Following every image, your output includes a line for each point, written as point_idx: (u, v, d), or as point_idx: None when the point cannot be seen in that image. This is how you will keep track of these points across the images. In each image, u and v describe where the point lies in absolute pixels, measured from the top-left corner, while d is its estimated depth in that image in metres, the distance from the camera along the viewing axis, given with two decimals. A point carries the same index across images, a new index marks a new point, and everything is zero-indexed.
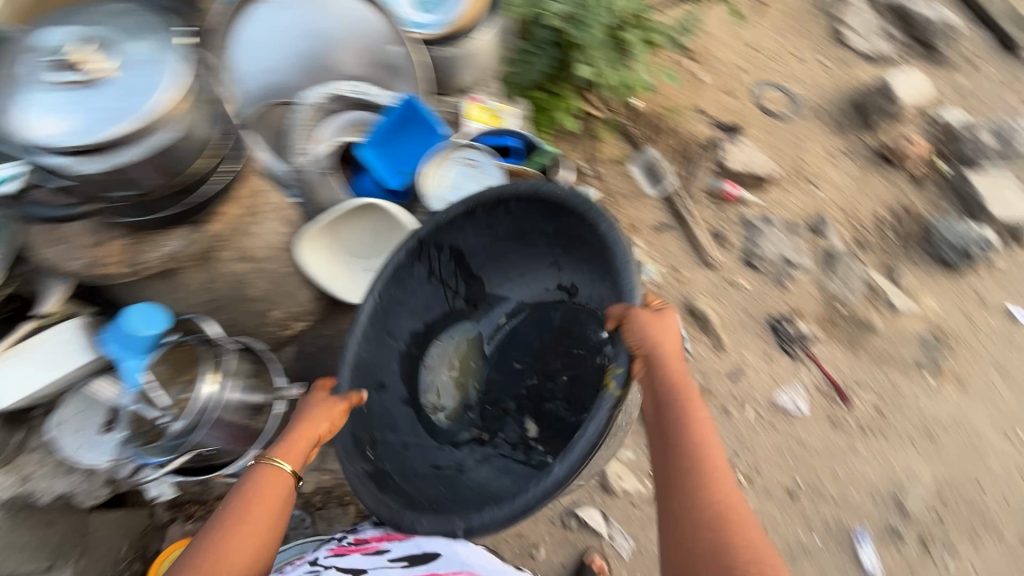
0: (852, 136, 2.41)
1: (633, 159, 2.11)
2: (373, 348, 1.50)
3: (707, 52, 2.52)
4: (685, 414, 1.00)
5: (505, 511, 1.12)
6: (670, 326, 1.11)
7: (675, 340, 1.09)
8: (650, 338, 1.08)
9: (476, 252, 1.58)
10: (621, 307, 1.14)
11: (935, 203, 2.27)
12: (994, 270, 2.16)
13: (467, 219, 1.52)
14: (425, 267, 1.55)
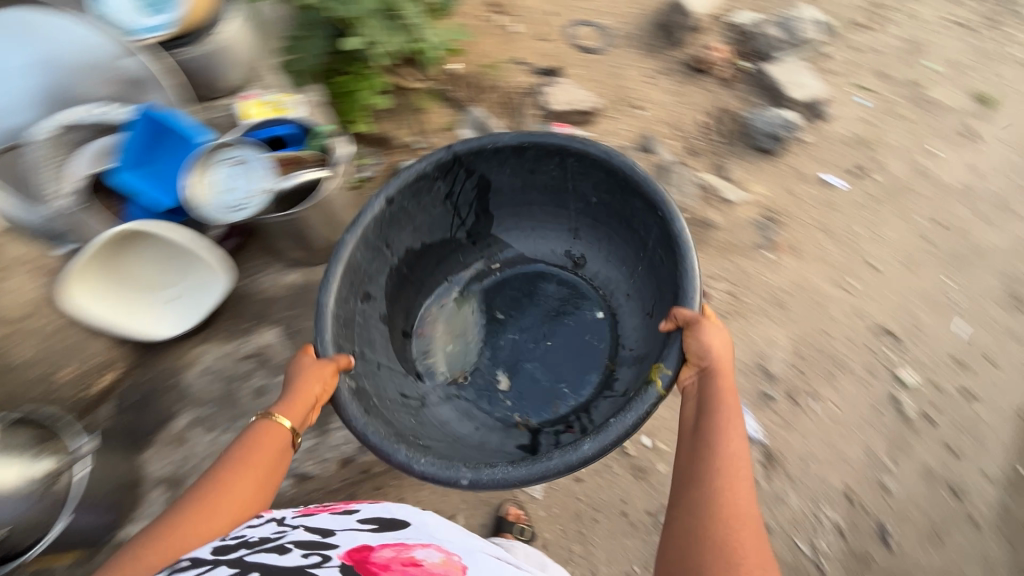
0: (663, 56, 2.57)
1: (462, 123, 2.10)
2: (372, 247, 1.57)
3: (514, 4, 2.57)
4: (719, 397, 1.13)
5: (520, 464, 1.21)
6: (723, 335, 1.21)
7: (726, 349, 1.20)
8: (711, 346, 1.20)
9: (501, 191, 1.77)
10: (684, 313, 1.26)
11: (745, 99, 2.51)
12: (803, 146, 2.44)
13: (512, 160, 1.68)
14: (446, 187, 1.67)
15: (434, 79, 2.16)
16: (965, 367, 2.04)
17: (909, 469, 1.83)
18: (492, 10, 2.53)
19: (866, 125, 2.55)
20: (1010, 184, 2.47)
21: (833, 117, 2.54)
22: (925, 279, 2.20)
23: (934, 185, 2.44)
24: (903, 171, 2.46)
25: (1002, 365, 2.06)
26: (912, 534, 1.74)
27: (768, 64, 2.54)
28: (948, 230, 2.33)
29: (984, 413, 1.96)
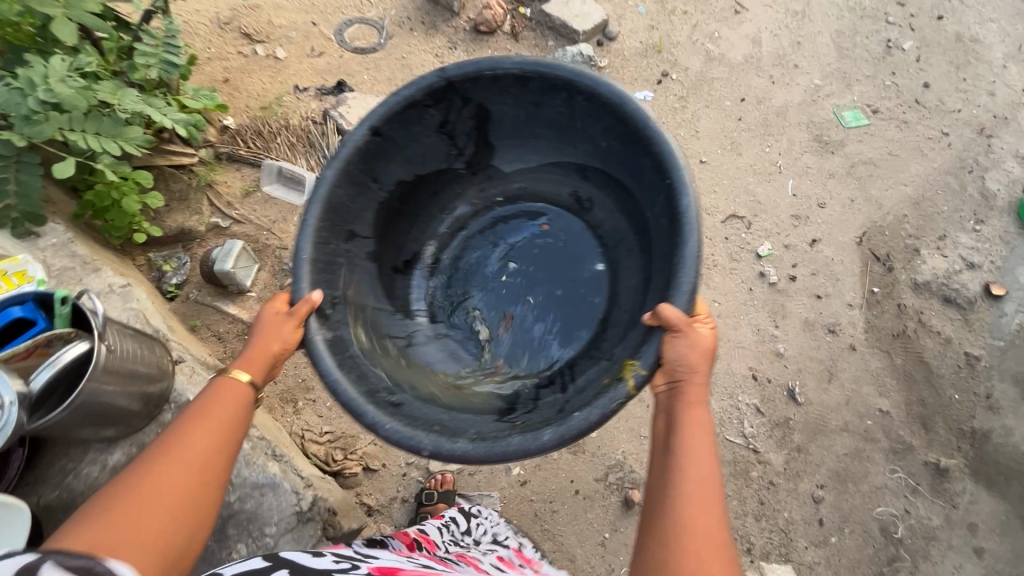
0: (446, 28, 2.47)
1: (263, 179, 1.87)
2: (349, 193, 1.21)
3: (270, 26, 2.32)
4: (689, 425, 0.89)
5: (482, 442, 0.99)
6: (706, 341, 0.96)
7: (707, 359, 0.95)
8: (687, 358, 0.95)
9: (501, 123, 1.33)
10: (672, 311, 0.97)
11: (538, 46, 2.51)
12: (604, 72, 2.52)
13: (509, 91, 1.24)
14: (440, 116, 1.27)
15: (211, 141, 1.90)
16: (804, 220, 2.27)
17: (795, 329, 2.03)
18: (247, 40, 2.26)
19: (651, 31, 2.66)
20: (782, 43, 2.73)
21: (621, 34, 2.62)
22: (749, 155, 2.39)
23: (726, 66, 2.62)
24: (697, 63, 2.61)
25: (829, 207, 2.32)
26: (812, 383, 1.95)
27: (546, 4, 2.54)
28: (752, 104, 2.53)
29: (830, 253, 2.21)
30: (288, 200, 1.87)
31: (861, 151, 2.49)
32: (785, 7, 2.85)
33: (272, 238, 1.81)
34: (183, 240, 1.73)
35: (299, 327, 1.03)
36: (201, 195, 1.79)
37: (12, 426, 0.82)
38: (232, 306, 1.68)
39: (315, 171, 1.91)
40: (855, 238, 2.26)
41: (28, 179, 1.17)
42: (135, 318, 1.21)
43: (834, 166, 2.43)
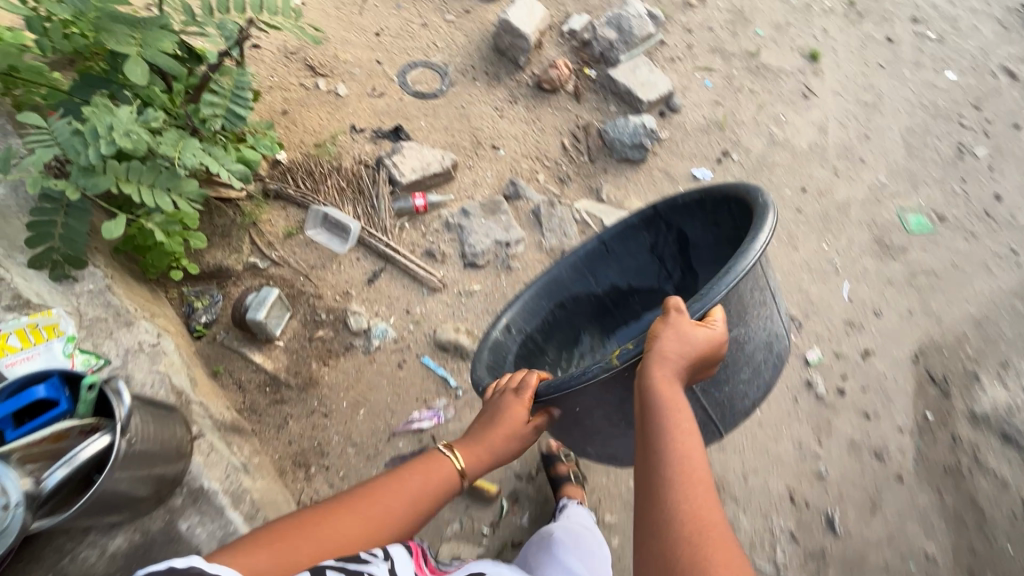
0: (509, 81, 2.44)
1: (307, 223, 1.83)
2: (562, 279, 1.49)
3: (335, 60, 2.32)
4: (672, 405, 0.94)
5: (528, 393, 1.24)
6: (693, 333, 1.01)
7: (695, 349, 1.00)
8: (669, 339, 1.01)
9: (700, 248, 1.41)
10: (669, 305, 1.04)
11: (600, 109, 2.46)
12: (663, 144, 2.45)
13: (699, 212, 1.35)
14: (649, 239, 1.46)
15: (261, 177, 1.87)
16: (858, 328, 2.15)
17: (840, 448, 1.90)
18: (311, 72, 2.25)
19: (715, 106, 2.60)
20: (849, 135, 2.64)
21: (685, 106, 2.56)
22: (804, 251, 2.29)
23: (789, 152, 2.54)
24: (760, 145, 2.53)
25: (885, 316, 2.20)
26: (853, 512, 1.81)
27: (613, 69, 2.51)
28: (812, 195, 2.44)
29: (883, 367, 2.07)
30: (330, 247, 1.82)
31: (923, 259, 2.37)
32: (855, 97, 2.77)
33: (308, 285, 1.75)
34: (219, 276, 1.69)
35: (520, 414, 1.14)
36: (243, 232, 1.75)
37: (14, 531, 0.77)
38: (258, 355, 1.62)
39: (360, 219, 1.86)
40: (911, 355, 2.13)
41: (76, 225, 1.13)
42: (159, 383, 1.14)
43: (894, 273, 2.31)
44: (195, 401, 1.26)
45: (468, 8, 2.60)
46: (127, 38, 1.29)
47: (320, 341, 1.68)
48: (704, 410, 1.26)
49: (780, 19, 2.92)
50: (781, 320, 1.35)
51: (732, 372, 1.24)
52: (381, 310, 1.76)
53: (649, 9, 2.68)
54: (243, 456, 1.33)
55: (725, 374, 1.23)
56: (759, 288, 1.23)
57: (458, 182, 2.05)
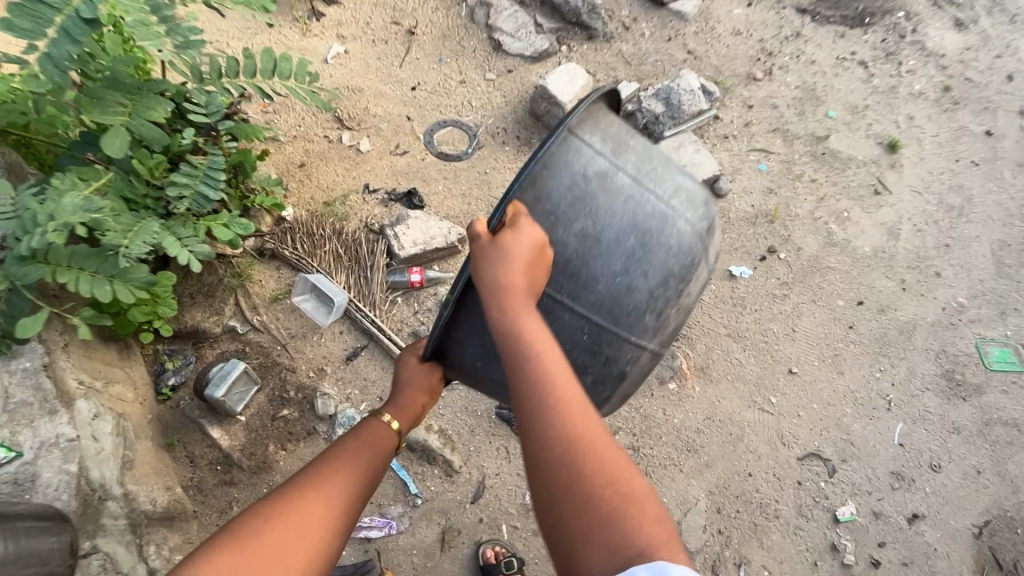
0: (540, 147, 2.31)
1: (296, 289, 1.76)
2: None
3: (364, 112, 2.27)
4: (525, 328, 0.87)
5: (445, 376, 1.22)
6: (514, 244, 0.91)
7: (522, 261, 0.91)
8: (493, 268, 0.90)
9: None
10: (474, 229, 0.93)
11: None
12: None
13: None
14: None
15: (263, 232, 1.81)
16: (907, 483, 1.81)
17: None
18: (337, 123, 2.21)
19: (768, 193, 2.33)
20: (925, 242, 2.29)
21: (732, 192, 2.32)
22: (851, 377, 1.97)
23: (849, 256, 2.22)
24: (814, 244, 2.24)
25: (945, 473, 1.84)
26: None
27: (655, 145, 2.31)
28: (870, 310, 2.11)
29: (932, 539, 1.74)
30: (313, 317, 1.73)
31: (1003, 405, 1.98)
32: (938, 197, 2.40)
33: (284, 356, 1.67)
34: (198, 336, 1.64)
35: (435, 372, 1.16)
36: (229, 293, 1.70)
37: None
38: (216, 429, 1.54)
39: (350, 291, 1.77)
40: (972, 528, 1.77)
41: (20, 303, 1.04)
42: (64, 487, 1.08)
43: (964, 418, 1.94)
44: (115, 497, 1.18)
45: (510, 67, 2.49)
46: (116, 105, 1.27)
47: (283, 421, 1.59)
48: (592, 320, 1.07)
49: (859, 100, 2.60)
50: (665, 195, 1.14)
51: (601, 260, 1.06)
52: (353, 393, 1.65)
53: (704, 84, 2.47)
54: (161, 558, 1.24)
55: (591, 271, 1.05)
56: (597, 172, 1.08)
57: (462, 257, 1.92)
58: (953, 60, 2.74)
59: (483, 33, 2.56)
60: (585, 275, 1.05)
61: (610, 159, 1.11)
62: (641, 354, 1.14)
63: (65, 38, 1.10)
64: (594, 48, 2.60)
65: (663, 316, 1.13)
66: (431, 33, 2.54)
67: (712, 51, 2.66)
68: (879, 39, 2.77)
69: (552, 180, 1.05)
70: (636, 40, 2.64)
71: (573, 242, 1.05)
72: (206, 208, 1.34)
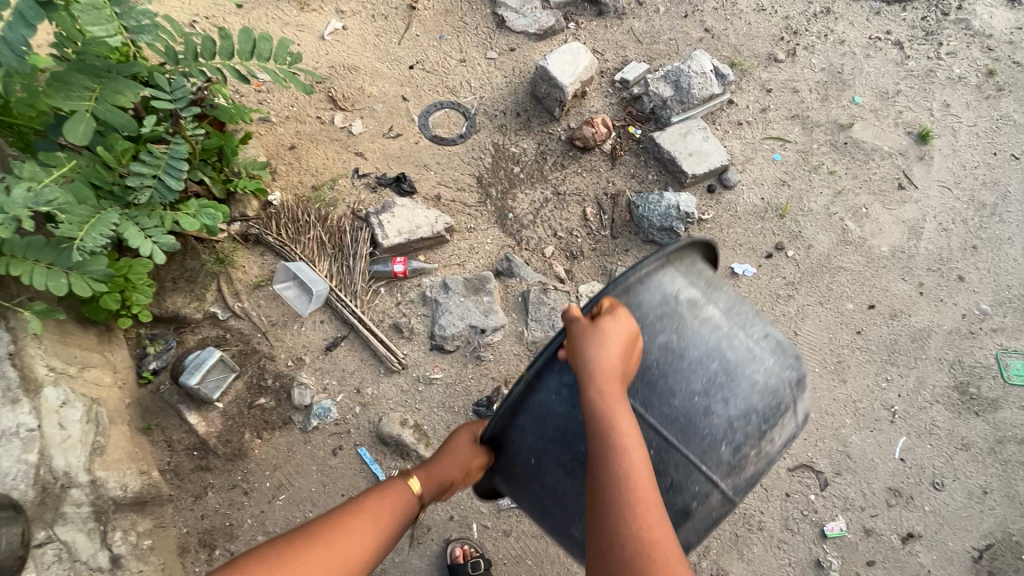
0: (540, 131, 2.20)
1: (278, 276, 1.75)
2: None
3: (359, 93, 2.20)
4: (611, 416, 0.86)
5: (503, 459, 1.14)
6: (612, 330, 0.91)
7: (617, 351, 0.90)
8: (597, 351, 0.89)
9: None
10: (571, 312, 0.93)
11: (637, 175, 2.16)
12: (705, 227, 2.09)
13: None
14: None
15: (248, 217, 1.79)
16: (905, 501, 1.72)
17: None
18: (331, 104, 2.15)
19: (781, 185, 2.19)
20: (950, 243, 2.13)
21: (742, 184, 2.18)
22: (854, 386, 1.86)
23: (864, 256, 2.08)
24: (827, 241, 2.10)
25: (949, 492, 1.74)
26: None
27: (661, 132, 2.18)
28: (883, 316, 1.98)
29: (926, 561, 1.66)
30: (294, 305, 1.72)
31: (1019, 421, 1.85)
32: (970, 194, 2.22)
33: (263, 344, 1.67)
34: (179, 321, 1.64)
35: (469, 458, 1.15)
36: (211, 278, 1.69)
37: None
38: (193, 415, 1.55)
39: (331, 280, 1.75)
40: (971, 552, 1.68)
41: None
42: (22, 476, 1.10)
43: (975, 434, 1.82)
44: (78, 484, 1.21)
45: (513, 45, 2.37)
46: (84, 90, 1.24)
47: (259, 410, 1.59)
48: (662, 433, 1.00)
49: (890, 85, 2.40)
50: (755, 337, 1.10)
51: (683, 379, 1.02)
52: (331, 384, 1.64)
53: (717, 66, 2.28)
54: (128, 543, 1.27)
55: (668, 384, 1.01)
56: (689, 297, 1.08)
57: (449, 247, 1.88)
58: (1000, 41, 2.49)
59: (486, 9, 2.44)
60: (664, 387, 1.01)
61: (700, 291, 1.11)
62: (712, 491, 1.03)
63: (20, 21, 1.06)
64: (604, 25, 2.45)
65: (742, 454, 1.04)
66: (432, 7, 2.43)
67: (731, 29, 2.48)
68: (919, 18, 2.54)
69: (644, 292, 1.05)
70: (649, 17, 2.48)
71: (655, 351, 1.02)
72: (170, 199, 1.32)
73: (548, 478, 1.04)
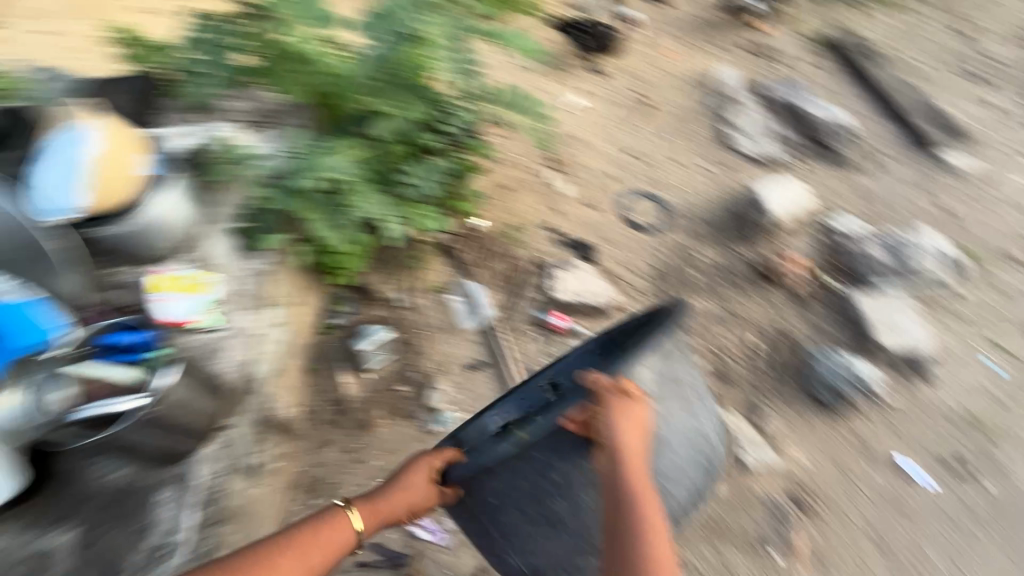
0: (731, 247, 2.20)
1: (455, 289, 1.94)
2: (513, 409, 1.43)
3: (576, 160, 2.42)
4: (633, 481, 1.03)
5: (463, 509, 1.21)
6: (635, 407, 1.08)
7: (640, 428, 1.07)
8: (622, 425, 1.06)
9: None
10: (598, 382, 1.09)
11: (820, 325, 2.03)
12: (883, 407, 1.87)
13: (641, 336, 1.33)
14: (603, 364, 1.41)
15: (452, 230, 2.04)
16: None
17: None
18: (549, 161, 2.38)
19: (990, 399, 1.90)
20: None
21: (940, 379, 1.94)
22: None
23: None
24: None
25: None
26: None
27: (861, 291, 2.05)
28: None
29: None
30: (458, 318, 1.89)
31: None
32: None
33: (420, 341, 1.85)
34: (368, 292, 1.90)
35: (427, 486, 1.18)
36: (405, 270, 1.94)
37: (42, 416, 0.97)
38: (346, 376, 1.76)
39: (496, 310, 1.91)
40: None
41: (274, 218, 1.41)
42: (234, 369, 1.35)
43: None
44: (256, 392, 1.36)
45: (730, 163, 2.45)
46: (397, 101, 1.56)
47: (396, 395, 1.75)
48: None
49: None
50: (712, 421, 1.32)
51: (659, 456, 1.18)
52: (460, 400, 1.76)
53: (944, 249, 2.13)
54: (265, 460, 1.45)
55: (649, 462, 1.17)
56: (674, 376, 1.23)
57: (607, 322, 1.94)
58: None
59: (714, 124, 2.56)
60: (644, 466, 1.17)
61: (685, 369, 1.26)
62: None
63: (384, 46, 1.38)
64: (828, 171, 2.42)
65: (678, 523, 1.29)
66: (665, 111, 2.62)
67: (973, 217, 2.29)
68: None
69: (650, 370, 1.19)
70: (880, 179, 2.40)
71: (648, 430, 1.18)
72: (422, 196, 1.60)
73: (503, 515, 1.17)
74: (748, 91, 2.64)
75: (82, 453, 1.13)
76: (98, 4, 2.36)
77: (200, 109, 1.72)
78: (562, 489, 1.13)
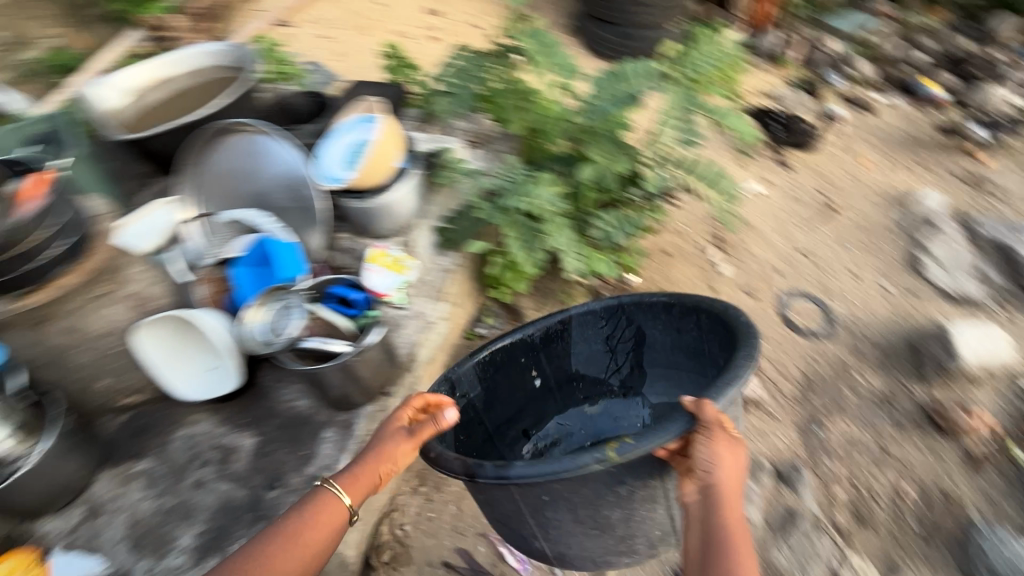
0: (900, 380, 1.97)
1: None
2: (512, 365, 1.37)
3: (741, 245, 2.37)
4: (730, 517, 0.92)
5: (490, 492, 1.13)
6: (738, 444, 0.97)
7: (739, 468, 0.97)
8: (727, 461, 0.95)
9: (655, 350, 1.39)
10: (707, 411, 0.97)
11: (1001, 502, 1.69)
12: None
13: (662, 316, 1.33)
14: (607, 331, 1.39)
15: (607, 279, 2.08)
16: None
17: None
18: (715, 239, 2.37)
19: None
20: None
21: None
22: None
23: None
24: None
25: None
26: None
27: None
28: None
29: None
30: None
31: None
32: None
33: None
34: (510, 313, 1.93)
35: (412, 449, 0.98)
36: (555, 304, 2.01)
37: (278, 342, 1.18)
38: None
39: None
40: None
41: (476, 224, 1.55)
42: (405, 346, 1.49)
43: None
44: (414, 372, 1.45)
45: (915, 291, 2.23)
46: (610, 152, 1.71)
47: None
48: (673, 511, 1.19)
49: None
50: None
51: None
52: None
53: None
54: None
55: None
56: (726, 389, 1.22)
57: None
58: None
59: (904, 246, 2.37)
60: None
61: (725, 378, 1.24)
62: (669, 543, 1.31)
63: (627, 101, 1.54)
64: None
65: None
66: (849, 220, 2.49)
67: None
68: None
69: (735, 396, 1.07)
70: None
71: None
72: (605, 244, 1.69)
73: (550, 512, 1.11)
74: (954, 221, 2.40)
75: (278, 374, 1.36)
76: (368, 25, 2.88)
77: (431, 119, 1.99)
78: (622, 500, 1.10)
